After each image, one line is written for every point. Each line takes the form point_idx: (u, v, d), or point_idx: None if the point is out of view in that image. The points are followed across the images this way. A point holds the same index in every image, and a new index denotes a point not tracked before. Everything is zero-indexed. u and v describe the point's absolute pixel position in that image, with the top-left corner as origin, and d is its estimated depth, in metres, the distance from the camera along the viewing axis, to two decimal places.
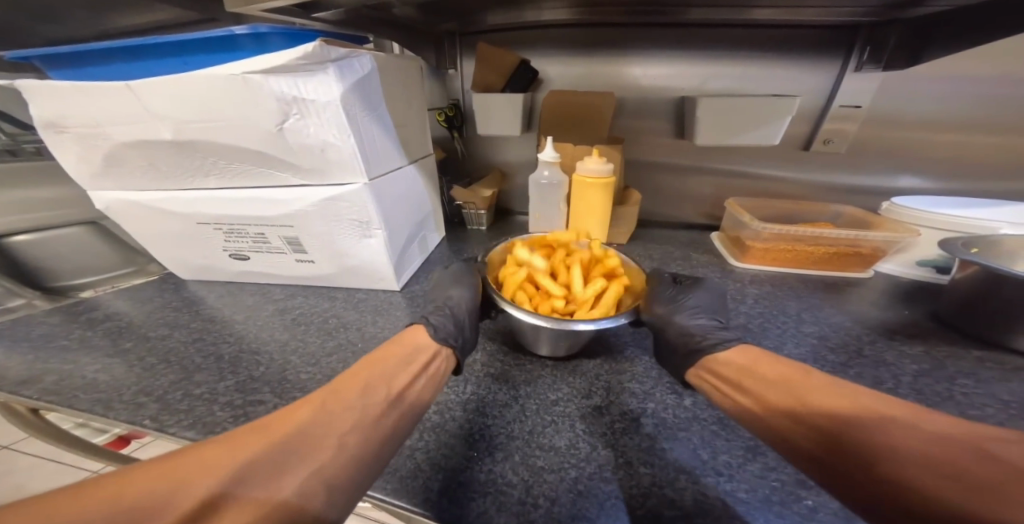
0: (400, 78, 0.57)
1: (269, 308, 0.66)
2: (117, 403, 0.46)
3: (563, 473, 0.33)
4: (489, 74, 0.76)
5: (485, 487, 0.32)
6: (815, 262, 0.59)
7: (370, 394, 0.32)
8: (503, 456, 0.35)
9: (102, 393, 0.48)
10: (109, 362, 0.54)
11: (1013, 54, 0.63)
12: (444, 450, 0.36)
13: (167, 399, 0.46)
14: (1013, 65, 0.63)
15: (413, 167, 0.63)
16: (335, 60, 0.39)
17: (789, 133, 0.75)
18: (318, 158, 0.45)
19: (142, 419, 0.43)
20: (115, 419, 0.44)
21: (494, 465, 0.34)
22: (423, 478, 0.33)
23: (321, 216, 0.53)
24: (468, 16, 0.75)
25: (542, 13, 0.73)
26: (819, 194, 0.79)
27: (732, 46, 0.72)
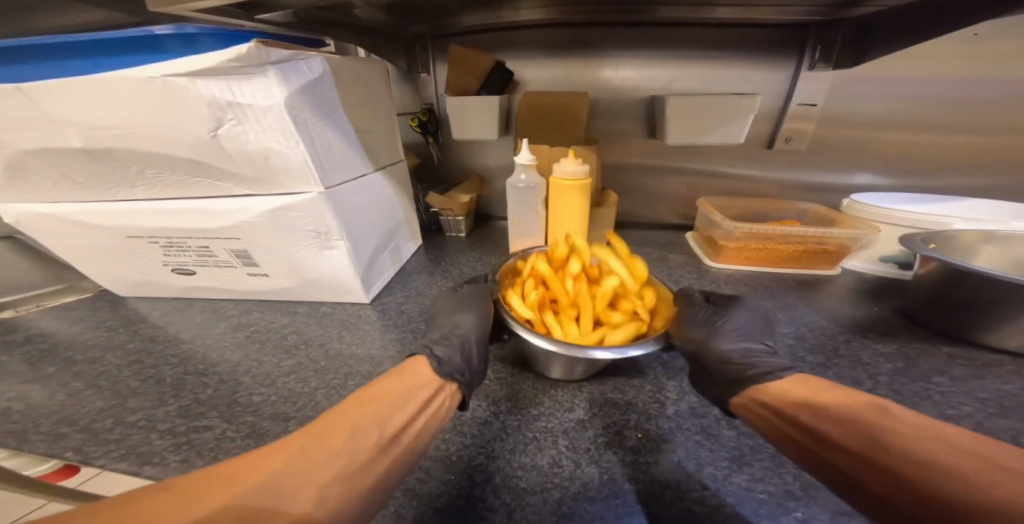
0: (360, 81, 0.53)
1: (221, 325, 0.60)
2: (33, 434, 0.40)
3: (546, 494, 0.31)
4: (463, 77, 0.72)
5: (464, 515, 0.29)
6: (786, 260, 0.60)
7: (357, 438, 0.27)
8: (482, 479, 0.32)
9: (14, 425, 0.41)
10: (27, 389, 0.47)
11: (947, 55, 0.66)
12: (418, 474, 0.33)
13: (95, 428, 0.40)
14: (943, 67, 0.67)
15: (379, 174, 0.59)
16: (276, 62, 0.34)
17: (751, 132, 0.76)
18: (262, 167, 0.40)
19: (64, 452, 0.37)
20: (30, 454, 0.38)
21: (473, 489, 0.32)
22: (394, 506, 0.30)
23: (272, 228, 0.48)
24: (438, 17, 0.72)
25: (518, 13, 0.70)
26: (785, 192, 0.81)
27: (695, 46, 0.72)
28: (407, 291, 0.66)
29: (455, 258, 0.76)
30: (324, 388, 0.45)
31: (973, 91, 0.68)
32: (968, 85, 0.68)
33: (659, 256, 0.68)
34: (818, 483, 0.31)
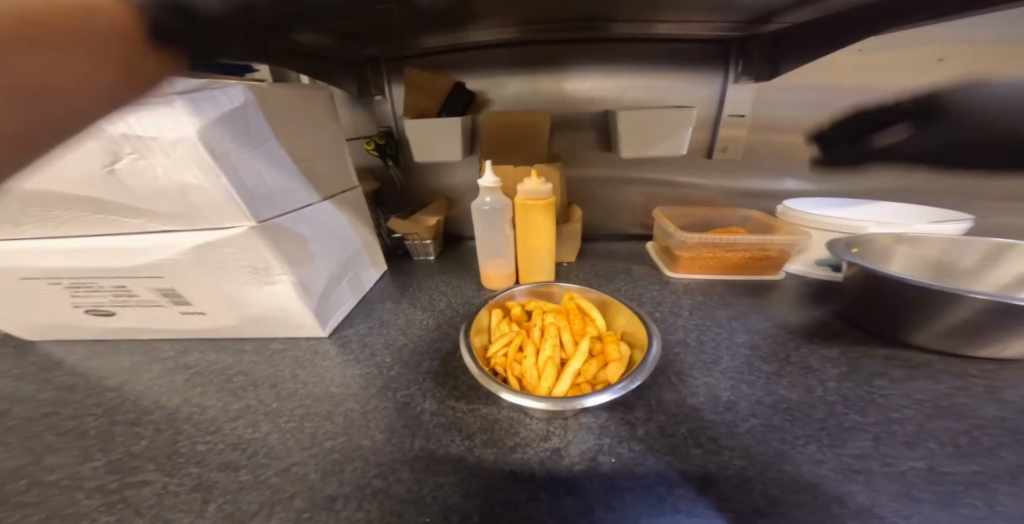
0: (297, 106, 0.48)
1: (156, 367, 0.53)
2: None
3: None
4: (421, 98, 0.71)
5: None
6: (735, 268, 0.62)
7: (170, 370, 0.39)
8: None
9: None
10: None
11: (845, 68, 0.74)
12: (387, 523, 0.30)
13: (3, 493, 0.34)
14: (844, 78, 0.74)
15: (328, 204, 0.55)
16: (185, 92, 0.30)
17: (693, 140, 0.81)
18: (178, 203, 0.36)
19: None
20: None
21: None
22: None
23: (200, 266, 0.43)
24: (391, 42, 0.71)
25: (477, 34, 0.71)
26: (729, 199, 0.85)
27: (635, 60, 0.75)
28: (370, 321, 0.61)
29: (419, 283, 0.73)
30: (279, 432, 0.40)
31: (876, 100, 0.75)
32: (871, 95, 0.75)
33: (623, 269, 0.69)
34: (782, 497, 0.28)
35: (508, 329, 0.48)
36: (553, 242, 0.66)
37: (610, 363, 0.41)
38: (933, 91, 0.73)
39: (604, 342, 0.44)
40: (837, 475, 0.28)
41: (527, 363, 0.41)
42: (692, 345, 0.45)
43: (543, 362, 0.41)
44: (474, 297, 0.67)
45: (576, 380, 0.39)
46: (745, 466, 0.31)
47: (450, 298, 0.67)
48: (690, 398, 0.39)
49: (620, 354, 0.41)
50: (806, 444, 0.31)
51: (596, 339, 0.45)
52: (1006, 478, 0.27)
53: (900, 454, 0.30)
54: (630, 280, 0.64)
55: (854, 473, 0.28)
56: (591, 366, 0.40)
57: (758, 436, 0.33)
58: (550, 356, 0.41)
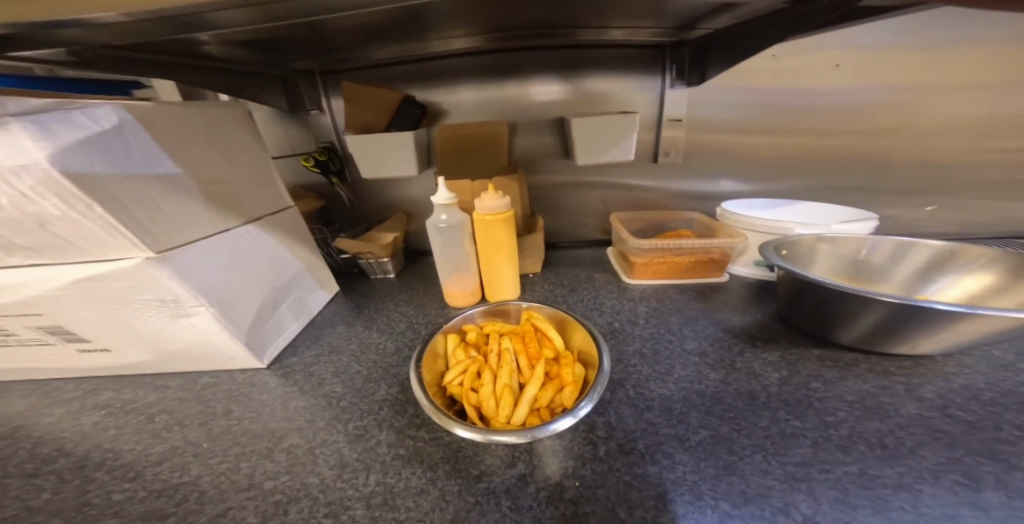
0: (203, 122, 0.43)
1: (54, 411, 0.45)
2: None
3: None
4: (365, 112, 0.67)
5: None
6: (684, 271, 0.64)
7: None
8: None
9: None
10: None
11: (774, 71, 0.76)
12: None
13: None
14: (768, 80, 0.76)
15: (252, 227, 0.49)
16: (22, 114, 0.26)
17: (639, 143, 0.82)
18: (39, 235, 0.31)
19: None
20: None
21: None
22: None
23: (87, 301, 0.37)
24: (331, 54, 0.66)
25: (451, 42, 0.68)
26: (677, 201, 0.88)
27: (580, 65, 0.76)
28: (317, 348, 0.54)
29: (371, 302, 0.68)
30: (212, 473, 0.35)
31: (802, 102, 0.78)
32: (799, 97, 0.78)
33: (586, 277, 0.69)
34: (733, 514, 0.27)
35: (464, 356, 0.46)
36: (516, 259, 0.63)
37: (565, 387, 0.40)
38: (850, 93, 0.77)
39: (560, 365, 0.43)
40: (782, 485, 0.29)
41: (484, 392, 0.40)
42: (647, 356, 0.45)
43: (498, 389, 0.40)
44: (433, 314, 0.63)
45: (533, 409, 0.38)
46: (697, 480, 0.30)
47: (412, 318, 0.62)
48: (647, 411, 0.38)
49: (574, 377, 0.42)
50: (753, 454, 0.31)
51: (552, 361, 0.44)
52: (929, 479, 0.28)
53: (836, 459, 0.31)
54: (588, 289, 0.63)
55: (797, 481, 0.29)
56: (546, 392, 0.40)
57: (708, 448, 0.33)
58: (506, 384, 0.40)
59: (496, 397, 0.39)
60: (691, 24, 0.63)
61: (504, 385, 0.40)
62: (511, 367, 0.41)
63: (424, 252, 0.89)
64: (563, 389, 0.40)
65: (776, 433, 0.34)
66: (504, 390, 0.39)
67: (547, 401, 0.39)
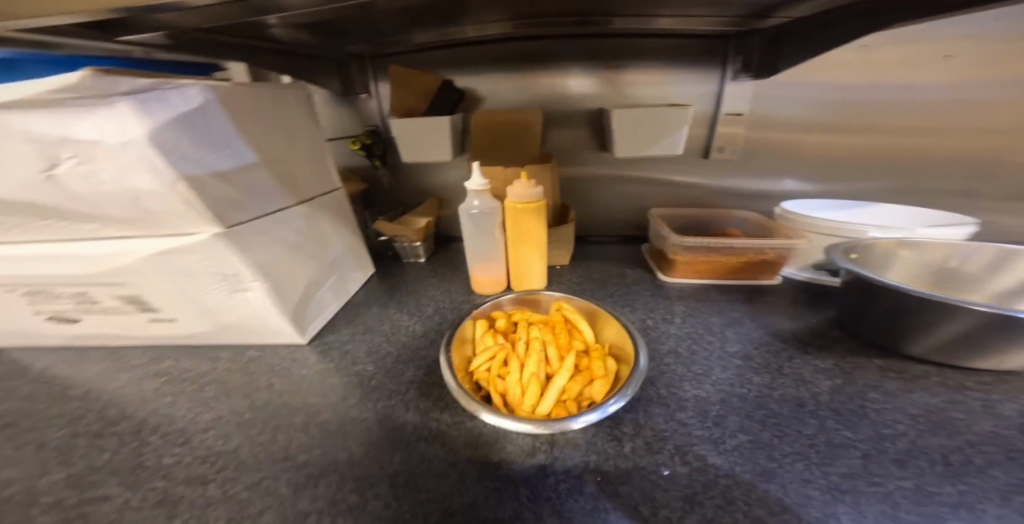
0: (268, 104, 0.46)
1: (130, 375, 0.51)
2: None
3: None
4: (406, 96, 0.69)
5: None
6: (733, 272, 0.60)
7: None
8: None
9: None
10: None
11: (851, 63, 0.70)
12: None
13: None
14: (845, 75, 0.71)
15: (303, 207, 0.52)
16: (132, 93, 0.29)
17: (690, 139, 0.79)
18: (132, 210, 0.35)
19: None
20: None
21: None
22: None
23: (163, 273, 0.41)
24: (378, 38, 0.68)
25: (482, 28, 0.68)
26: (727, 200, 0.83)
27: (630, 57, 0.73)
28: (354, 327, 0.58)
29: (403, 286, 0.70)
30: (252, 444, 0.38)
31: (881, 97, 0.71)
32: (878, 91, 0.71)
33: (618, 274, 0.67)
34: (765, 520, 0.25)
35: (493, 342, 0.45)
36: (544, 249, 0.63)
37: (594, 380, 0.39)
38: (941, 86, 0.69)
39: (589, 358, 0.42)
40: (823, 495, 0.26)
41: (510, 381, 0.39)
42: (683, 356, 0.43)
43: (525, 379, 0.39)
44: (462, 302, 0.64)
45: (561, 401, 0.38)
46: (729, 485, 0.29)
47: (439, 302, 0.65)
48: (679, 411, 0.36)
49: (605, 371, 0.40)
50: (794, 462, 0.29)
51: (582, 354, 0.43)
52: (995, 499, 0.25)
53: (888, 473, 0.28)
54: (621, 286, 0.62)
55: (841, 492, 0.27)
56: (575, 384, 0.39)
57: (743, 453, 0.31)
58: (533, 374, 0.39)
59: (523, 386, 0.39)
60: (757, 13, 0.59)
61: (531, 375, 0.39)
62: (538, 357, 0.41)
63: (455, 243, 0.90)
64: (592, 383, 0.39)
65: (823, 441, 0.32)
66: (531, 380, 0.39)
67: (576, 394, 0.38)
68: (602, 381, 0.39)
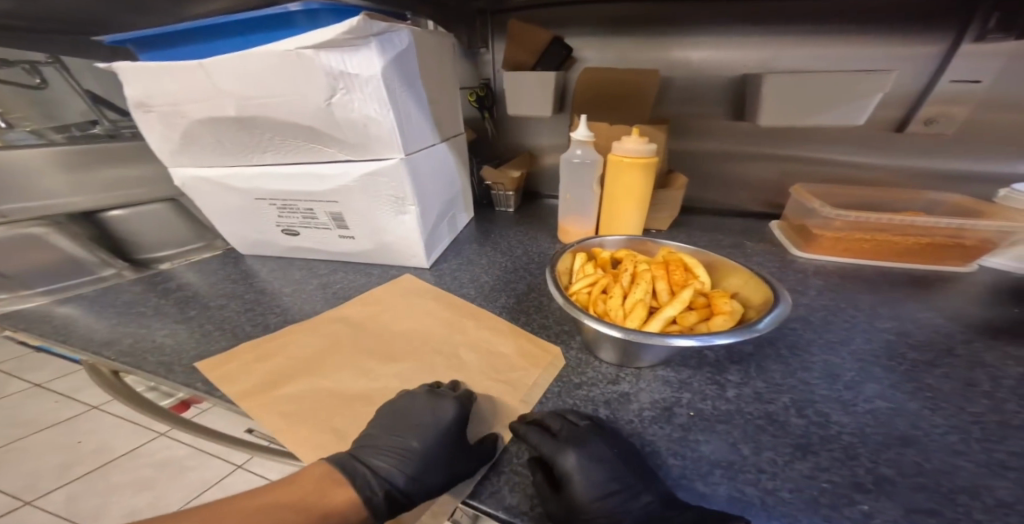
0: (434, 51, 0.55)
1: (298, 270, 0.65)
2: (126, 347, 0.45)
3: None
4: (520, 52, 0.71)
5: (498, 466, 0.28)
6: (900, 254, 0.52)
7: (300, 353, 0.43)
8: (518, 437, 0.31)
9: (130, 329, 0.49)
10: (153, 323, 0.50)
11: None
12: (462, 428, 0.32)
13: (205, 332, 0.47)
14: None
15: (444, 145, 0.61)
16: (377, 34, 0.40)
17: (876, 116, 0.67)
18: (360, 133, 0.46)
19: (176, 353, 0.43)
20: (132, 362, 0.43)
21: (507, 445, 0.30)
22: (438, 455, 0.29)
23: (361, 192, 0.53)
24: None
25: None
26: (917, 181, 0.69)
27: (810, 20, 0.64)
28: (459, 258, 0.67)
29: (506, 231, 0.77)
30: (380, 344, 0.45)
31: None
32: None
33: (734, 243, 0.62)
34: (895, 479, 0.24)
35: (593, 272, 0.45)
36: (645, 205, 0.64)
37: (716, 315, 0.37)
38: None
39: (709, 297, 0.40)
40: (978, 469, 0.24)
41: (614, 303, 0.40)
42: (814, 324, 0.40)
43: (631, 304, 0.39)
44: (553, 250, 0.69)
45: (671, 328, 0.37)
46: (855, 442, 0.27)
47: (525, 247, 0.71)
48: (802, 371, 0.34)
49: (731, 308, 0.37)
50: (946, 434, 0.27)
51: (699, 294, 0.41)
52: None
53: None
54: (742, 255, 0.57)
55: (1003, 469, 0.24)
56: (690, 315, 0.38)
57: (880, 418, 0.29)
58: (643, 301, 0.39)
59: (628, 310, 0.39)
60: None
61: (640, 301, 0.39)
62: (646, 287, 0.40)
63: (551, 200, 0.95)
64: (714, 315, 0.37)
65: (999, 422, 0.28)
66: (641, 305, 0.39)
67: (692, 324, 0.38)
68: (724, 313, 0.37)
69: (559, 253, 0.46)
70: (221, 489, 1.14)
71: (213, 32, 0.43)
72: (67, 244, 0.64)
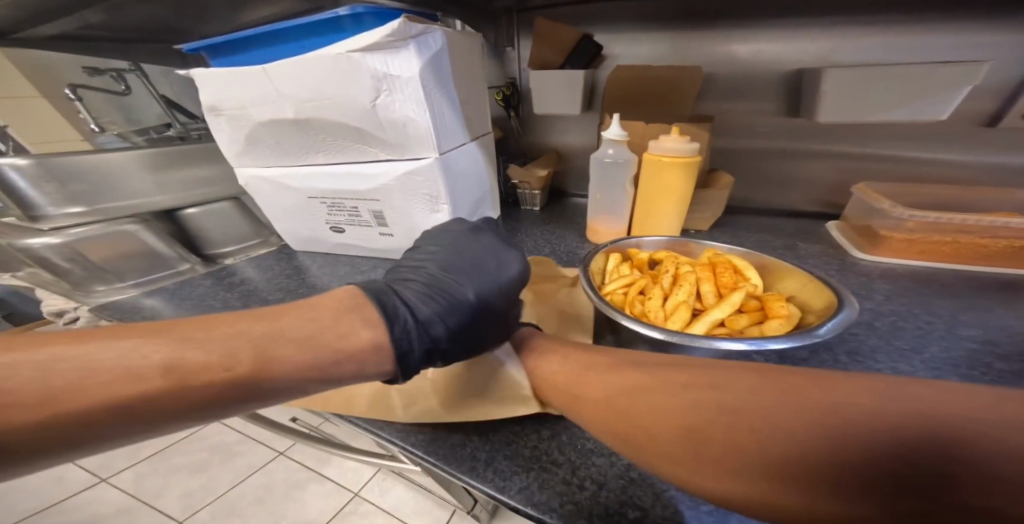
0: (465, 53, 0.57)
1: (343, 265, 0.69)
2: None
3: (614, 458, 0.28)
4: (546, 50, 0.72)
5: (530, 462, 0.28)
6: (987, 257, 0.46)
7: None
8: (549, 434, 0.30)
9: None
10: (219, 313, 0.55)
11: None
12: (493, 422, 0.32)
13: None
14: None
15: (474, 144, 0.63)
16: (415, 36, 0.42)
17: (961, 110, 0.60)
18: (400, 132, 0.48)
19: None
20: None
21: (539, 442, 0.30)
22: (471, 447, 0.30)
23: (400, 192, 0.55)
24: None
25: None
26: (1006, 180, 0.61)
27: (871, 9, 0.60)
28: None
29: (536, 230, 0.77)
30: None
31: None
32: None
33: (784, 245, 0.57)
34: None
35: (629, 272, 0.44)
36: (684, 204, 0.61)
37: (771, 319, 0.35)
38: None
39: (762, 300, 0.38)
40: None
41: (658, 304, 0.39)
42: (879, 328, 0.37)
43: (676, 305, 0.38)
44: (584, 250, 0.68)
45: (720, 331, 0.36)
46: None
47: (558, 246, 0.70)
48: None
49: (788, 312, 0.35)
50: None
51: (750, 296, 0.39)
52: None
53: None
54: (793, 256, 0.53)
55: None
56: (740, 318, 0.36)
57: None
58: (688, 304, 0.38)
59: (673, 312, 0.38)
60: None
61: (684, 302, 0.38)
62: (691, 289, 0.39)
63: (582, 199, 0.93)
64: (768, 319, 0.36)
65: None
66: (686, 307, 0.38)
67: (744, 328, 0.36)
68: (780, 316, 0.35)
69: (592, 252, 0.46)
70: (265, 474, 1.22)
71: (274, 38, 0.48)
72: (153, 239, 0.72)
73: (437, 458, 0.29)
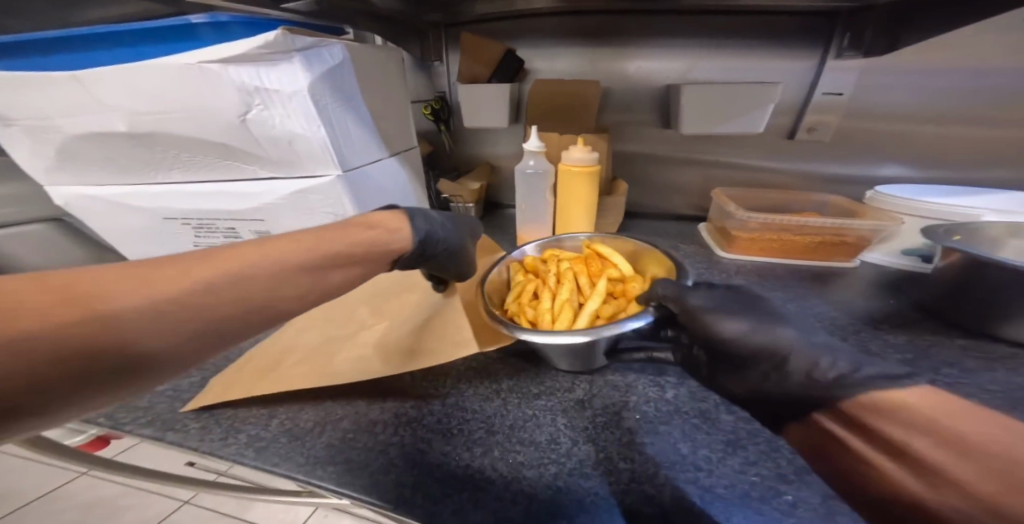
0: (379, 64, 0.52)
1: None
2: None
3: (543, 468, 0.27)
4: (474, 64, 0.71)
5: (463, 482, 0.26)
6: (803, 252, 0.59)
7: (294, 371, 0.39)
8: (482, 450, 0.29)
9: None
10: None
11: (962, 48, 0.65)
12: (421, 444, 0.30)
13: None
14: (957, 59, 0.65)
15: (394, 160, 0.57)
16: (302, 49, 0.37)
17: (771, 123, 0.75)
18: (286, 150, 0.42)
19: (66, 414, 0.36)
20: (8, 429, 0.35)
21: (471, 460, 0.28)
22: (395, 473, 0.27)
23: (292, 211, 0.48)
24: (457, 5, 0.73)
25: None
26: (814, 185, 0.78)
27: (710, 39, 0.71)
28: None
29: None
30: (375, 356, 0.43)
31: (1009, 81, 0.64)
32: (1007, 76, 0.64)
33: (669, 246, 0.66)
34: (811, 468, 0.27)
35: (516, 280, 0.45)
36: (591, 211, 0.65)
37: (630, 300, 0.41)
38: None
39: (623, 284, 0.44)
40: None
41: (544, 304, 0.41)
42: None
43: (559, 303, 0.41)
44: None
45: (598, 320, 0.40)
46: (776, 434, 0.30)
47: None
48: None
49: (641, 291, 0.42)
50: None
51: (614, 282, 0.45)
52: None
53: None
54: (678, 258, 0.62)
55: None
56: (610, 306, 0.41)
57: None
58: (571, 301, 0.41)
59: (556, 311, 0.40)
60: None
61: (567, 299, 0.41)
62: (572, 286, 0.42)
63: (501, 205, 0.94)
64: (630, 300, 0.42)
65: None
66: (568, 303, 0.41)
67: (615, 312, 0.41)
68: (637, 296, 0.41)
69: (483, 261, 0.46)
70: None
71: (86, 42, 0.37)
72: None
73: (355, 492, 0.26)
